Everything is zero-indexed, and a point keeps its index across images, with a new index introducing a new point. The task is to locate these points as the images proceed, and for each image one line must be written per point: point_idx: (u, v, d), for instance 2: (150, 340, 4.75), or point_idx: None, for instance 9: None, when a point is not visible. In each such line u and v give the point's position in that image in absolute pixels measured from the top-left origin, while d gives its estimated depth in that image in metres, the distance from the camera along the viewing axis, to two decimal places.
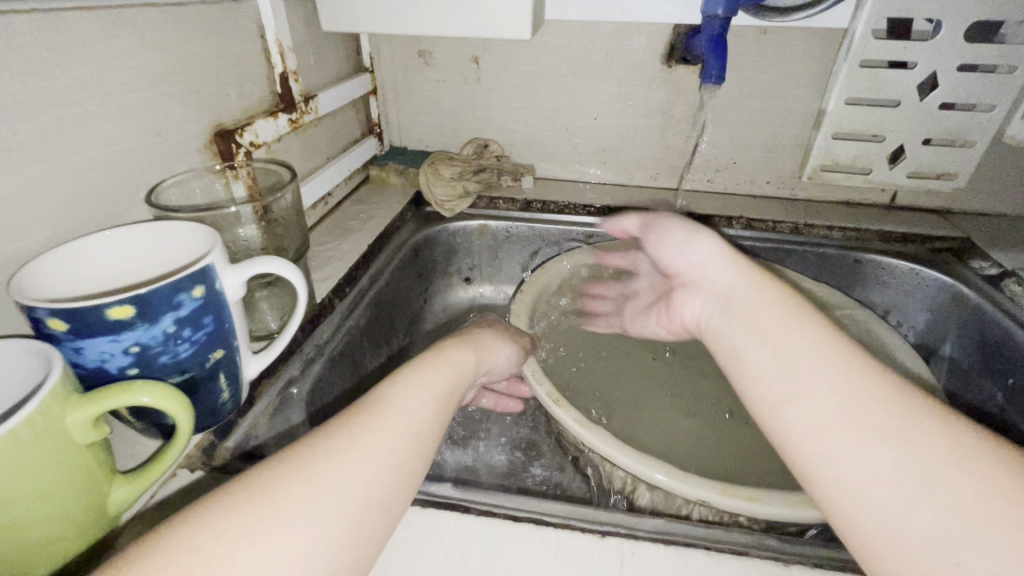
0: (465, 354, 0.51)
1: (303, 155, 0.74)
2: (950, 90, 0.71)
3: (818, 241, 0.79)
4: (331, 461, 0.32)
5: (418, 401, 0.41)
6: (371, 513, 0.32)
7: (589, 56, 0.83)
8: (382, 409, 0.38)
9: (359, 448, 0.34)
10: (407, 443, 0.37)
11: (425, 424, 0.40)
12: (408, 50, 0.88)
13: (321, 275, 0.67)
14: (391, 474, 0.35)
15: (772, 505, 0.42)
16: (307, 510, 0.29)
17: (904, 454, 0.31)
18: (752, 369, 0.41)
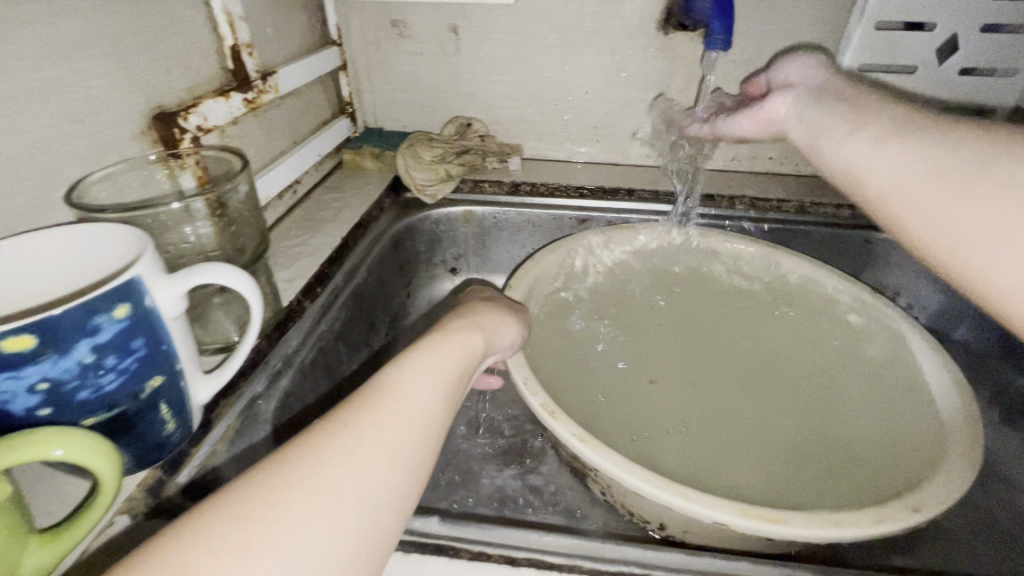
0: (475, 332, 0.46)
1: (265, 139, 0.66)
2: (970, 54, 0.66)
3: (827, 220, 0.74)
4: (335, 466, 0.28)
5: (427, 387, 0.36)
6: (386, 512, 0.29)
7: (579, 24, 0.76)
8: (386, 399, 0.33)
9: (366, 449, 0.30)
10: (419, 438, 0.32)
11: (436, 413, 0.35)
12: (380, 20, 0.80)
13: (289, 274, 0.61)
14: (404, 478, 0.30)
15: (797, 527, 0.36)
16: (320, 515, 0.26)
17: (952, 175, 0.33)
18: (812, 137, 0.47)
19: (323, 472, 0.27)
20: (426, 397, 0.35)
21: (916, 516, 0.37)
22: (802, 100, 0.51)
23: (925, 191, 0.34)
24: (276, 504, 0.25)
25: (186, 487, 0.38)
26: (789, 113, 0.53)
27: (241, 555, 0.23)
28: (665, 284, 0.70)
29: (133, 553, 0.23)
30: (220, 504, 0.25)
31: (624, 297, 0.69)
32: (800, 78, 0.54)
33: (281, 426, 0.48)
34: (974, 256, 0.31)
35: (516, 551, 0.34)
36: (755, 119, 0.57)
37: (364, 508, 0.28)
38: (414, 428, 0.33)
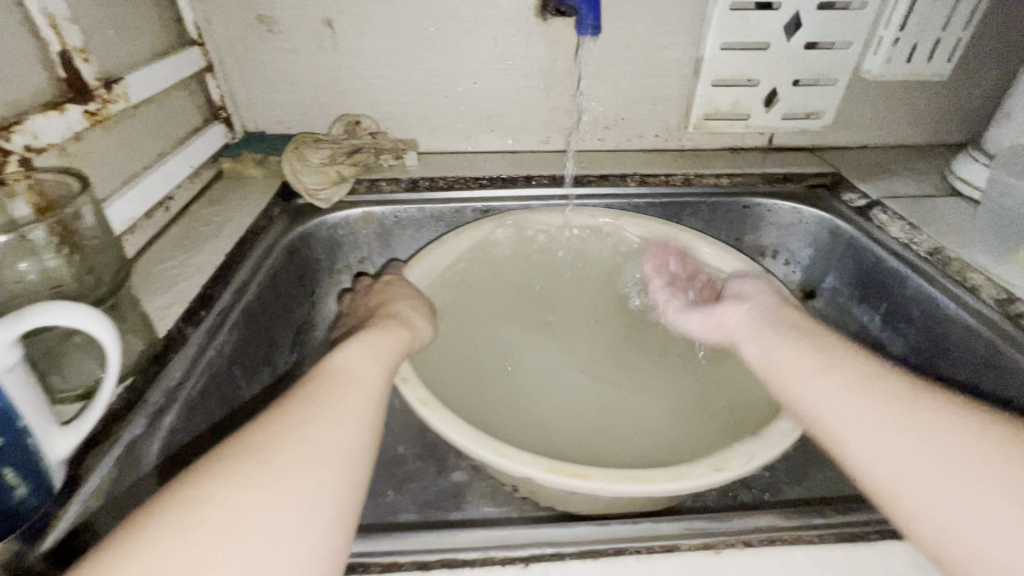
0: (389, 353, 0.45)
1: (119, 154, 0.60)
2: (813, 29, 0.73)
3: (708, 189, 0.79)
4: (307, 425, 0.34)
5: (371, 368, 0.42)
6: (358, 461, 0.34)
7: (458, 13, 0.75)
8: (334, 377, 0.39)
9: (333, 412, 0.36)
10: (370, 404, 0.39)
11: (382, 387, 0.41)
12: (243, 15, 0.74)
13: (164, 299, 0.55)
14: (367, 433, 0.36)
15: (596, 481, 0.39)
16: (303, 461, 0.32)
17: (921, 419, 0.36)
18: (782, 367, 0.47)
19: (298, 428, 0.34)
20: (360, 372, 0.41)
21: (718, 474, 0.40)
22: (758, 319, 0.53)
23: (832, 394, 0.41)
24: (261, 454, 0.31)
25: (54, 555, 0.34)
26: (745, 325, 0.54)
27: (241, 490, 0.29)
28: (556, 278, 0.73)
29: (147, 503, 0.29)
30: (223, 458, 0.31)
31: (516, 293, 0.72)
32: (750, 290, 0.58)
33: (173, 464, 0.44)
34: (909, 487, 0.34)
35: (429, 554, 0.35)
36: (706, 318, 0.59)
37: (340, 454, 0.34)
38: (368, 396, 0.39)
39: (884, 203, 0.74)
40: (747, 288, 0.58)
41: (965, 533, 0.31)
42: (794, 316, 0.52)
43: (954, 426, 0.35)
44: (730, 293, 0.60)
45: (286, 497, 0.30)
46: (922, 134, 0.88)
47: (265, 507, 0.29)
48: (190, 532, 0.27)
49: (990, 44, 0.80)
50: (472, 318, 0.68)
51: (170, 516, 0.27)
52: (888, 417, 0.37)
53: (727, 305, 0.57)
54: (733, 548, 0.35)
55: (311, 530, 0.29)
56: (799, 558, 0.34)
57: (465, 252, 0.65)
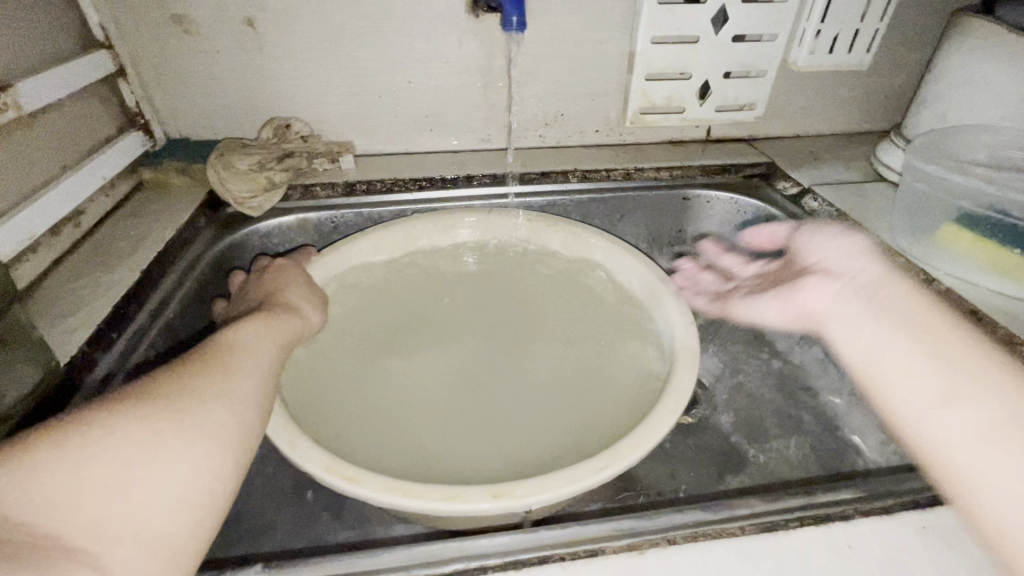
0: (270, 341, 0.45)
1: (12, 168, 0.55)
2: (739, 23, 0.74)
3: (648, 182, 0.80)
4: (199, 379, 0.36)
5: (265, 343, 0.44)
6: (251, 415, 0.37)
7: (387, 11, 0.72)
8: (227, 343, 0.42)
9: (224, 372, 0.38)
10: (264, 369, 0.41)
11: (277, 360, 0.44)
12: (155, 16, 0.70)
13: (69, 323, 0.52)
14: (261, 394, 0.39)
15: (369, 488, 0.39)
16: (192, 407, 0.34)
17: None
18: (871, 363, 0.43)
19: (192, 376, 0.36)
20: (254, 347, 0.43)
21: (496, 501, 0.38)
22: (852, 297, 0.47)
23: (963, 433, 0.36)
24: (150, 396, 0.34)
25: None
26: (832, 305, 0.48)
27: (124, 423, 0.31)
28: (489, 266, 0.71)
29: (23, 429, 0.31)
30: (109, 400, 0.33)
31: (433, 276, 0.70)
32: (833, 262, 0.51)
33: None
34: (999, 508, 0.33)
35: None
36: (786, 301, 0.51)
37: (234, 407, 0.36)
38: (262, 365, 0.41)
39: (815, 190, 0.76)
40: (829, 257, 0.52)
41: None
42: (908, 296, 0.45)
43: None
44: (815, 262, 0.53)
45: (177, 435, 0.32)
46: (851, 122, 0.92)
47: (156, 441, 0.31)
48: (70, 457, 0.29)
49: (907, 35, 0.83)
50: (375, 307, 0.66)
51: (54, 443, 0.29)
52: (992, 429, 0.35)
53: (807, 282, 0.50)
54: (656, 547, 0.35)
55: (199, 462, 0.32)
56: (720, 551, 0.35)
57: (386, 248, 0.68)
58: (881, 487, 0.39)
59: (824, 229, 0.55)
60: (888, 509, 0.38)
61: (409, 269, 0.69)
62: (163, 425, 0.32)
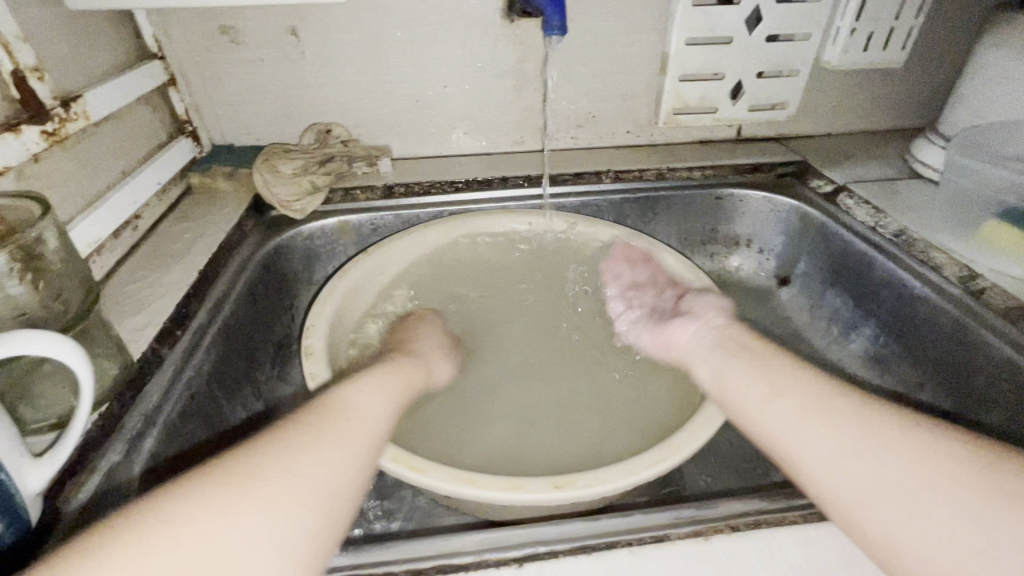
0: (376, 399, 0.45)
1: (81, 174, 0.58)
2: (773, 23, 0.75)
3: (681, 182, 0.80)
4: (297, 453, 0.35)
5: (372, 409, 0.43)
6: (340, 501, 0.35)
7: (425, 18, 0.74)
8: (338, 412, 0.41)
9: (324, 445, 0.37)
10: (372, 450, 0.40)
11: (379, 427, 0.42)
12: (204, 27, 0.73)
13: (137, 321, 0.54)
14: (357, 471, 0.37)
15: (434, 478, 0.41)
16: (282, 492, 0.33)
17: (881, 452, 0.35)
18: (729, 383, 0.46)
19: (298, 459, 0.35)
20: (360, 411, 0.42)
21: (556, 492, 0.40)
22: (712, 339, 0.53)
23: (820, 442, 0.37)
24: (246, 473, 0.33)
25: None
26: (695, 343, 0.54)
27: (212, 508, 0.30)
28: (523, 268, 0.73)
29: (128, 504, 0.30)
30: (209, 470, 0.33)
31: (471, 280, 0.73)
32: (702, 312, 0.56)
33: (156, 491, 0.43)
34: (874, 518, 0.33)
35: (425, 561, 0.35)
36: (656, 343, 0.59)
37: (323, 493, 0.34)
38: (363, 435, 0.40)
39: (850, 188, 0.76)
40: (700, 306, 0.57)
41: (934, 544, 0.31)
42: (752, 340, 0.51)
43: (919, 443, 0.35)
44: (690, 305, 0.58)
45: (257, 524, 0.31)
46: (883, 119, 0.91)
47: (235, 530, 0.30)
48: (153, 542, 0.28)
49: (941, 31, 0.83)
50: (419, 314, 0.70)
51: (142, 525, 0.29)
52: (844, 436, 0.37)
53: (679, 323, 0.56)
54: (721, 534, 0.36)
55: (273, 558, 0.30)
56: (784, 539, 0.36)
57: (428, 246, 0.69)
58: None
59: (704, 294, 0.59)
60: None
61: (452, 270, 0.72)
62: (262, 517, 0.31)
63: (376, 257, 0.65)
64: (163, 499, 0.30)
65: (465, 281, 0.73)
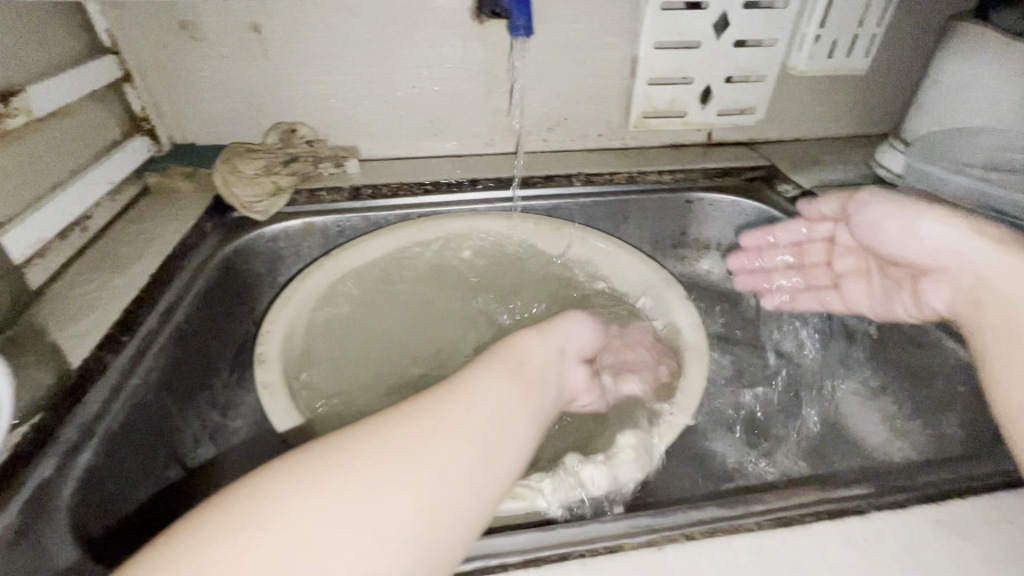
0: (496, 376, 0.42)
1: (21, 173, 0.55)
2: (740, 28, 0.75)
3: (652, 186, 0.80)
4: (405, 431, 0.35)
5: (495, 385, 0.41)
6: (451, 485, 0.33)
7: (393, 17, 0.73)
8: (451, 391, 0.39)
9: (437, 424, 0.36)
10: (493, 430, 0.38)
11: (503, 405, 0.40)
12: (162, 22, 0.70)
13: (80, 327, 0.52)
14: (471, 453, 0.36)
15: None
16: (383, 470, 0.32)
17: None
18: (992, 364, 0.44)
19: (401, 441, 0.34)
20: (479, 390, 0.40)
21: None
22: (967, 293, 0.49)
23: None
24: (344, 451, 0.33)
25: None
26: (953, 303, 0.51)
27: (308, 488, 0.31)
28: (492, 273, 0.73)
29: (236, 482, 0.32)
30: (316, 449, 0.34)
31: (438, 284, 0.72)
32: (929, 251, 0.52)
33: (93, 505, 0.41)
34: None
35: None
36: (920, 305, 0.56)
37: (429, 477, 0.33)
38: (480, 414, 0.38)
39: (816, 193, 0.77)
40: (929, 235, 0.52)
41: None
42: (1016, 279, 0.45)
43: None
44: (906, 249, 0.55)
45: (353, 505, 0.30)
46: (849, 126, 0.93)
47: (329, 511, 0.30)
48: (251, 518, 0.29)
49: (903, 41, 0.84)
50: None
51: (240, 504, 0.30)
52: None
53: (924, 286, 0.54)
54: (674, 543, 0.35)
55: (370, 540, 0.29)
56: (739, 546, 0.35)
57: (390, 251, 0.68)
58: (896, 482, 0.40)
59: (886, 209, 0.56)
60: (901, 503, 0.38)
61: (420, 273, 0.70)
62: (360, 498, 0.31)
63: (339, 259, 0.64)
64: (263, 479, 0.31)
65: (430, 280, 0.71)
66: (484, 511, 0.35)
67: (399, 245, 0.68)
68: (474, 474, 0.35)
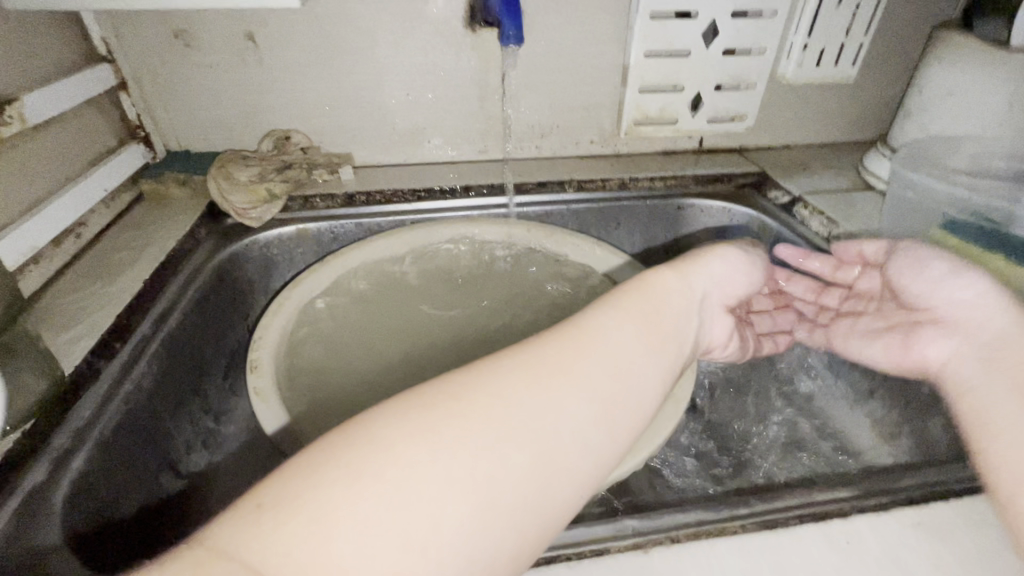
0: (628, 322, 0.40)
1: (15, 181, 0.56)
2: (728, 37, 0.76)
3: (644, 192, 0.81)
4: (525, 383, 0.34)
5: (621, 335, 0.39)
6: (570, 445, 0.33)
7: (386, 25, 0.74)
8: (582, 336, 0.38)
9: (557, 377, 0.35)
10: (616, 386, 0.36)
11: (629, 358, 0.38)
12: (156, 31, 0.71)
13: (72, 333, 0.52)
14: (592, 411, 0.34)
15: None
16: (500, 424, 0.31)
17: None
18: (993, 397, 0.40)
19: (519, 397, 0.33)
20: (608, 338, 0.38)
21: None
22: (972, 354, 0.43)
23: None
24: (463, 397, 0.32)
25: None
26: (947, 361, 0.45)
27: (423, 435, 0.30)
28: (485, 279, 0.73)
29: (348, 419, 0.31)
30: (433, 390, 0.33)
31: (431, 289, 0.72)
32: (952, 310, 0.46)
33: (85, 511, 0.41)
34: None
35: None
36: (903, 356, 0.49)
37: (549, 436, 0.32)
38: (602, 369, 0.37)
39: (806, 199, 0.78)
40: (966, 297, 0.45)
41: None
42: None
43: None
44: (926, 304, 0.48)
45: (469, 461, 0.30)
46: (838, 132, 0.94)
47: (444, 462, 0.29)
48: (367, 459, 0.28)
49: (889, 50, 0.86)
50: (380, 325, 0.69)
51: (358, 444, 0.29)
52: None
53: (924, 336, 0.47)
54: (660, 546, 0.36)
55: (486, 497, 0.29)
56: (724, 548, 0.36)
57: (382, 257, 0.68)
58: (880, 485, 0.40)
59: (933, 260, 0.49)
60: (883, 506, 0.39)
61: (413, 279, 0.71)
62: (477, 452, 0.30)
63: (333, 264, 0.65)
64: (380, 417, 0.31)
65: (422, 286, 0.72)
66: (597, 474, 0.34)
67: (392, 251, 0.69)
68: (591, 435, 0.34)
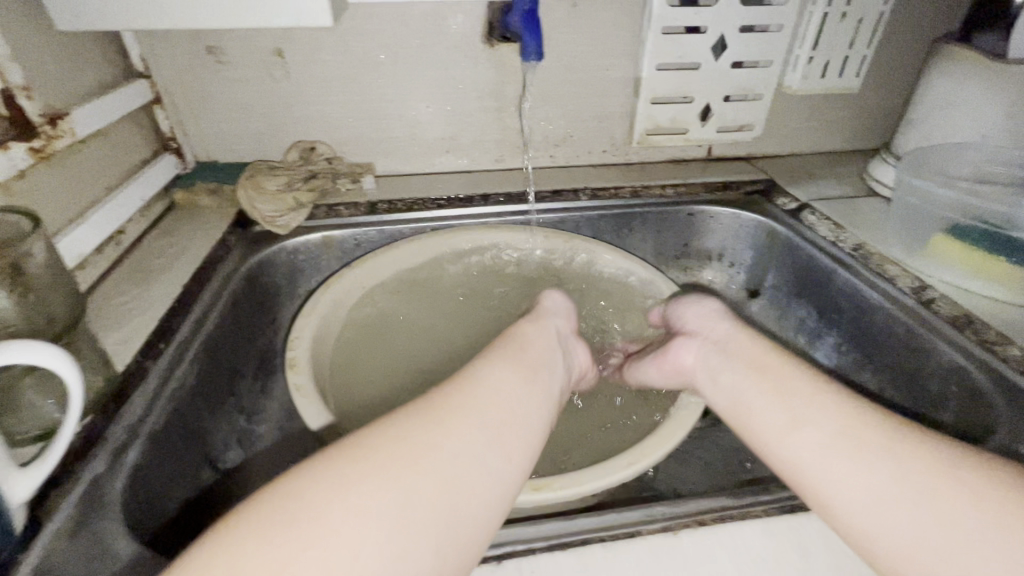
0: (506, 367, 0.47)
1: (64, 190, 0.59)
2: (737, 50, 0.79)
3: (655, 199, 0.84)
4: (418, 426, 0.39)
5: (497, 379, 0.45)
6: (463, 468, 0.37)
7: (408, 41, 0.77)
8: (461, 381, 0.44)
9: (440, 415, 0.40)
10: (498, 418, 0.42)
11: (508, 396, 0.44)
12: (190, 48, 0.74)
13: (120, 335, 0.55)
14: (480, 439, 0.39)
15: None
16: (392, 461, 0.36)
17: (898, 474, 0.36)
18: (756, 407, 0.46)
19: (407, 435, 0.38)
20: (484, 377, 0.45)
21: (535, 494, 0.42)
22: (718, 358, 0.52)
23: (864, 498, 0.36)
24: (360, 446, 0.37)
25: None
26: (699, 364, 0.54)
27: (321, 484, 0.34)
28: (504, 283, 0.76)
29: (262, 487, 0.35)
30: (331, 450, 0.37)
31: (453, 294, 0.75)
32: (700, 327, 0.57)
33: (139, 501, 0.44)
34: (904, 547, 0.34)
35: None
36: (663, 369, 0.57)
37: (435, 464, 0.37)
38: (481, 404, 0.42)
39: (813, 205, 0.81)
40: (721, 331, 0.55)
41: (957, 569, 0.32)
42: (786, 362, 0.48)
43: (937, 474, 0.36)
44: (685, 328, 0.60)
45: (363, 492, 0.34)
46: (842, 141, 0.97)
47: (341, 499, 0.33)
48: (274, 515, 0.32)
49: (891, 61, 0.89)
50: (403, 328, 0.71)
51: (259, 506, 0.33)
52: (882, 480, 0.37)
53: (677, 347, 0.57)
54: (689, 528, 0.38)
55: (383, 519, 0.33)
56: (747, 531, 0.38)
57: (406, 263, 0.71)
58: None
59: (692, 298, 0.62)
60: None
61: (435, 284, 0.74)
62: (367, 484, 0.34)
63: (360, 270, 0.67)
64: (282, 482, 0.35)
65: (442, 290, 0.75)
66: (503, 493, 0.38)
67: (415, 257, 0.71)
68: (483, 456, 0.39)
